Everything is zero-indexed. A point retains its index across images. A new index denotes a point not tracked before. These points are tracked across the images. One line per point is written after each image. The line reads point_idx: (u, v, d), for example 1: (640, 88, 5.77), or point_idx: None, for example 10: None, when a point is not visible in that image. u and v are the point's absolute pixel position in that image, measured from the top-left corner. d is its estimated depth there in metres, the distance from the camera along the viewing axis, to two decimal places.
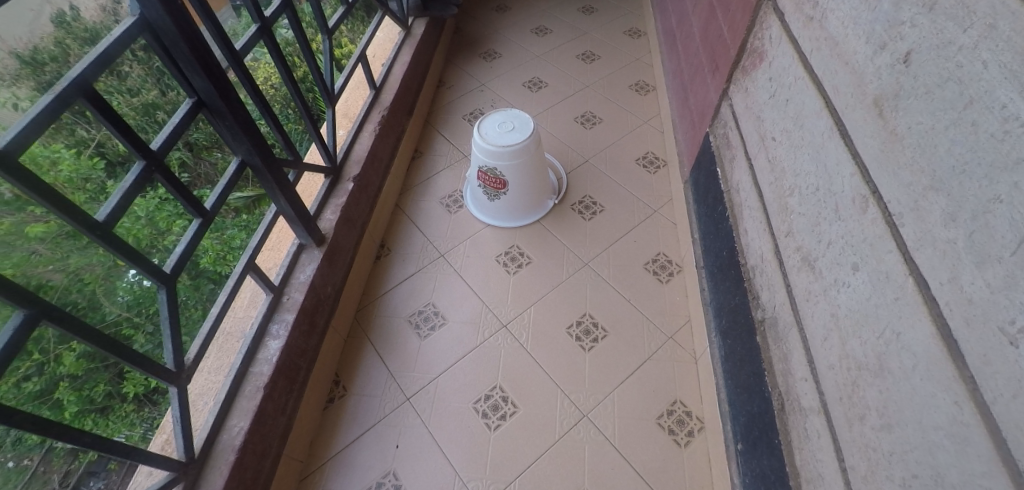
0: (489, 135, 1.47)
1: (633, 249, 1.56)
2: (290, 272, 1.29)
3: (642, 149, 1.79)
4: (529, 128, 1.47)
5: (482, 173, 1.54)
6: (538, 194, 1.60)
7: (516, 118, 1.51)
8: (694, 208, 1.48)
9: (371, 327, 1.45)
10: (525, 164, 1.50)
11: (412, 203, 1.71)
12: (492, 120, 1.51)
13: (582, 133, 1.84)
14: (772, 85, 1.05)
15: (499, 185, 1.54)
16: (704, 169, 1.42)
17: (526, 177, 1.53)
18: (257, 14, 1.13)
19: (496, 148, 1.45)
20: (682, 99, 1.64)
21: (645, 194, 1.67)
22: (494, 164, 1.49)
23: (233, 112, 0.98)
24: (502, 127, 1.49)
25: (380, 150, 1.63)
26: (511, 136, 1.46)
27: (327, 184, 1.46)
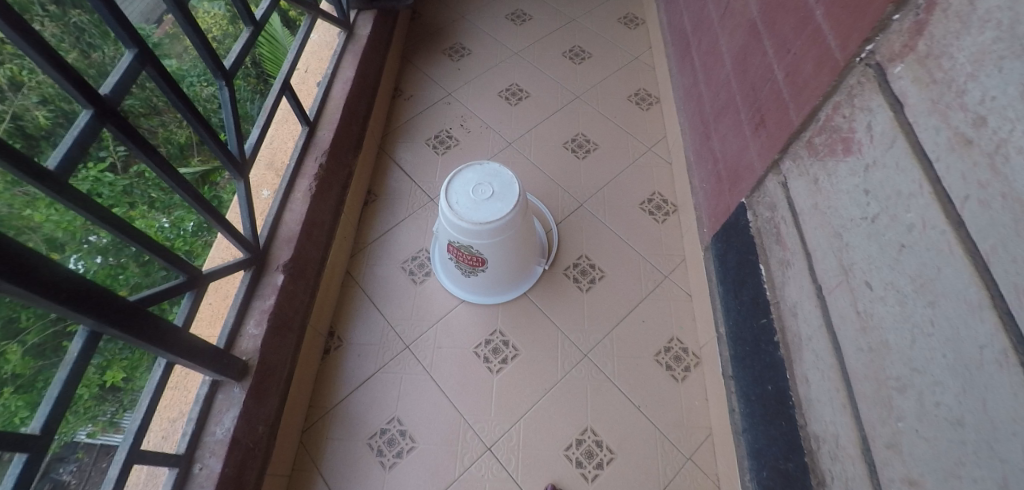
0: (462, 206, 1.09)
1: (641, 333, 1.24)
2: (201, 425, 0.94)
3: (648, 188, 1.42)
4: (515, 195, 1.10)
5: (453, 246, 1.17)
6: (523, 263, 1.24)
7: (495, 177, 1.12)
8: (718, 288, 1.16)
9: (322, 457, 1.12)
10: (509, 239, 1.14)
11: (367, 270, 1.33)
12: (465, 179, 1.12)
13: (575, 165, 1.46)
14: (866, 200, 0.71)
15: (476, 261, 1.18)
16: (733, 246, 1.10)
17: (510, 250, 1.17)
18: (85, 98, 0.68)
19: (471, 226, 1.08)
20: (702, 133, 1.28)
21: (652, 254, 1.33)
22: (468, 241, 1.12)
23: (52, 292, 0.60)
24: (477, 192, 1.10)
25: (320, 213, 1.22)
26: (489, 207, 1.09)
27: (248, 280, 1.06)
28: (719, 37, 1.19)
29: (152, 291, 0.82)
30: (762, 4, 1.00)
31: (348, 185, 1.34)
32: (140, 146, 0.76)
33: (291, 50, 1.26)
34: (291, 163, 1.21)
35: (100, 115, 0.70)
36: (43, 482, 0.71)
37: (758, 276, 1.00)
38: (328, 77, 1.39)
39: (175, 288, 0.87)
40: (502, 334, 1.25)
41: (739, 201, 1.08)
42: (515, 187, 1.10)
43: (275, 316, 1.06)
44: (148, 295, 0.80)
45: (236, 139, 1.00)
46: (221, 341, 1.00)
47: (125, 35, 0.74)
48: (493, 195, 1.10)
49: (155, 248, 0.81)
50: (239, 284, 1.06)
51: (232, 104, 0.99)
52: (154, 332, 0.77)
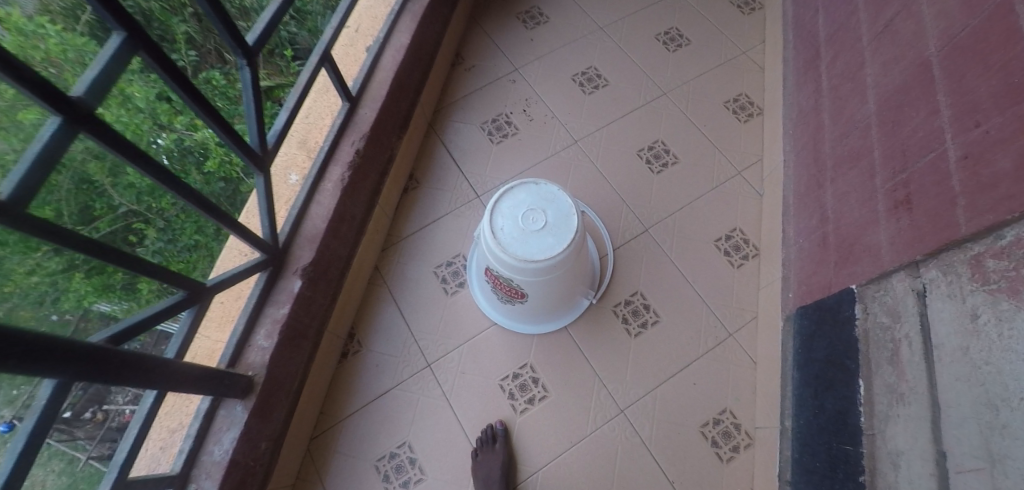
0: (509, 235, 0.92)
1: (688, 398, 1.07)
2: (201, 441, 0.82)
3: (729, 222, 1.21)
4: (573, 231, 0.92)
5: (490, 271, 1.01)
6: (568, 295, 1.06)
7: (552, 204, 0.94)
8: (793, 372, 0.97)
9: (326, 473, 1.02)
10: (556, 277, 0.97)
11: (399, 268, 1.19)
12: (515, 201, 0.95)
13: (648, 180, 1.25)
14: None
15: (514, 293, 1.01)
16: (826, 334, 0.89)
17: (555, 286, 1.00)
18: (55, 103, 0.49)
19: (515, 261, 0.91)
20: (812, 174, 1.04)
21: (720, 304, 1.14)
22: (509, 273, 0.96)
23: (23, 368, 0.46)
24: (528, 220, 0.93)
25: (353, 207, 1.07)
26: (540, 241, 0.91)
27: (264, 281, 0.91)
28: (863, 62, 0.93)
29: (143, 313, 0.67)
30: (944, 40, 0.74)
31: (388, 171, 1.19)
32: (137, 152, 0.58)
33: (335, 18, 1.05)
34: (325, 145, 1.05)
35: (77, 121, 0.51)
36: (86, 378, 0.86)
37: (853, 390, 0.81)
38: (380, 40, 1.18)
39: (175, 307, 0.72)
40: (534, 370, 1.09)
41: (846, 284, 0.87)
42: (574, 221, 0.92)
43: (290, 326, 0.92)
44: (135, 322, 0.65)
45: (257, 130, 0.82)
46: (223, 360, 0.86)
47: (107, 15, 0.53)
48: (546, 227, 0.92)
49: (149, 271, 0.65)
50: (253, 287, 0.91)
51: (256, 86, 0.79)
52: (137, 373, 0.61)
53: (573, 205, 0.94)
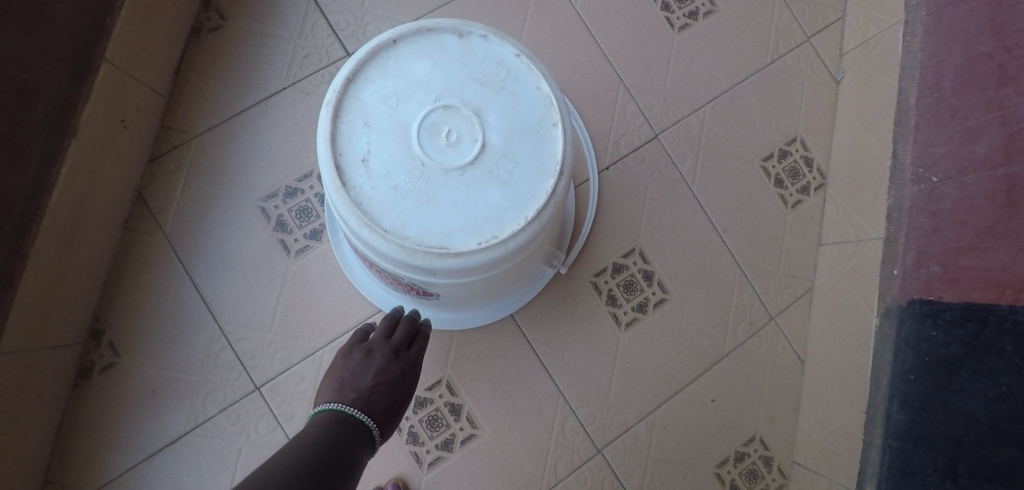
0: (390, 177, 0.41)
1: (702, 425, 0.65)
2: None
3: (785, 125, 0.72)
4: (546, 168, 0.42)
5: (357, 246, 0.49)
6: (520, 277, 0.55)
7: (495, 101, 0.43)
8: (890, 410, 0.57)
9: None
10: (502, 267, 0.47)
11: (190, 198, 0.62)
12: (407, 89, 0.42)
13: (662, 42, 0.71)
14: None
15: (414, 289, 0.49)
16: (996, 376, 0.48)
17: (499, 279, 0.50)
18: None
19: (402, 245, 0.40)
20: (979, 55, 0.56)
21: (760, 269, 0.69)
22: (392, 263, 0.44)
23: None
24: (436, 138, 0.41)
25: (12, 61, 0.45)
26: (465, 194, 0.41)
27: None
28: None
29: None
30: None
31: None
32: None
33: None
34: None
35: None
36: None
37: None
38: None
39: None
40: (455, 389, 0.62)
41: None
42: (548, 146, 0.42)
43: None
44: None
45: None
46: None
47: None
48: (480, 156, 0.41)
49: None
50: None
51: None
52: None
53: (546, 106, 0.43)
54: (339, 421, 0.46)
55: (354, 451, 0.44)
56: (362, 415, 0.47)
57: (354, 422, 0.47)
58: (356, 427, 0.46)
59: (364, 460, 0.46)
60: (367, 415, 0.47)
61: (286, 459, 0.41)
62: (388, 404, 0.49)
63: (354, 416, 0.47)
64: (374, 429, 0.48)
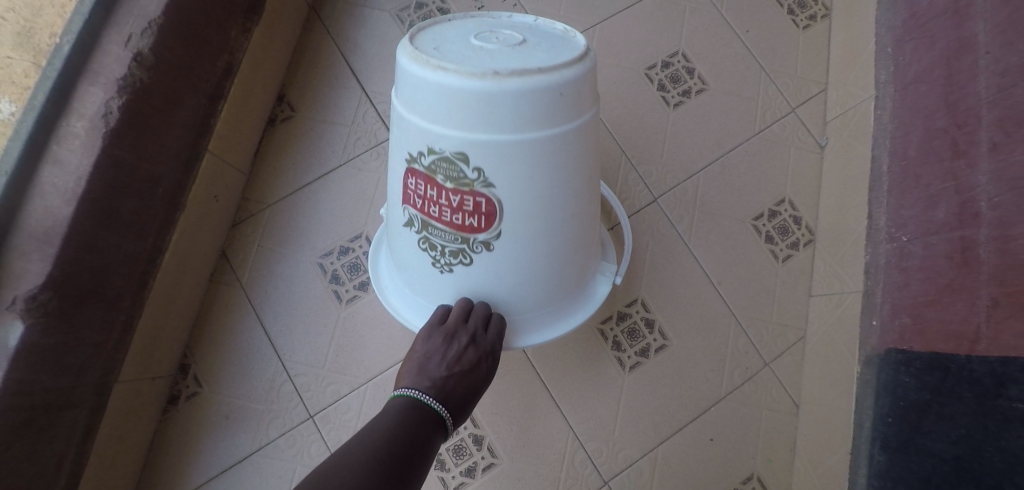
0: (455, 52, 0.42)
1: (700, 461, 0.72)
2: None
3: (773, 188, 0.81)
4: (580, 45, 0.43)
5: (412, 195, 0.47)
6: (579, 250, 0.52)
7: (530, 31, 0.46)
8: (872, 451, 0.62)
9: None
10: (554, 193, 0.45)
11: (263, 254, 0.76)
12: (460, 28, 0.46)
13: (660, 118, 0.81)
14: None
15: (473, 225, 0.46)
16: (954, 419, 0.54)
17: (557, 217, 0.47)
18: None
19: (474, 73, 0.38)
20: (939, 129, 0.63)
21: (754, 317, 0.76)
22: (451, 163, 0.43)
23: None
24: (490, 38, 0.43)
25: (155, 159, 0.60)
26: (518, 57, 0.41)
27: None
28: None
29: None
30: None
31: (232, 88, 0.70)
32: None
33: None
34: (66, 41, 0.53)
35: None
36: None
37: None
38: None
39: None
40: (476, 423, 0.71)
41: (1015, 345, 0.50)
42: (577, 36, 0.44)
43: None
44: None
45: None
46: None
47: None
48: (526, 43, 0.43)
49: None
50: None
51: None
52: None
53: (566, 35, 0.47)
54: (413, 407, 0.52)
55: (428, 439, 0.50)
56: (436, 406, 0.53)
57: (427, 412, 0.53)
58: (430, 415, 0.52)
59: (440, 438, 0.53)
60: (439, 404, 0.53)
61: (369, 440, 0.48)
62: (458, 394, 0.55)
63: (430, 405, 0.53)
64: (446, 417, 0.53)
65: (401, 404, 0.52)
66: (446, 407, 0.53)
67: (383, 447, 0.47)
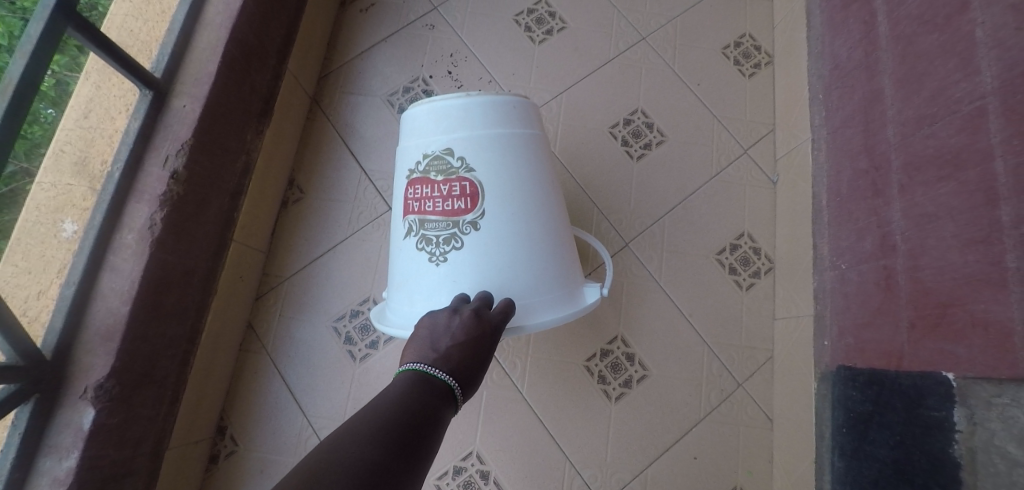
0: None
1: (686, 478, 0.80)
2: None
3: (734, 224, 0.90)
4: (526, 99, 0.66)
5: (413, 202, 0.62)
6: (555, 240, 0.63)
7: None
8: (832, 459, 0.70)
9: None
10: (522, 179, 0.60)
11: (284, 321, 0.86)
12: None
13: (625, 170, 0.91)
14: None
15: (461, 205, 0.59)
16: (890, 427, 0.62)
17: (527, 199, 0.61)
18: None
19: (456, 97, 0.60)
20: (862, 169, 0.72)
21: (724, 343, 0.85)
22: (440, 164, 0.60)
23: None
24: None
25: (191, 254, 0.70)
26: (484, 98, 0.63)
27: (25, 420, 0.58)
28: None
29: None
30: None
31: (251, 182, 0.81)
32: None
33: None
34: (116, 169, 0.64)
35: None
36: None
37: None
38: None
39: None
40: (482, 459, 0.80)
41: (931, 362, 0.58)
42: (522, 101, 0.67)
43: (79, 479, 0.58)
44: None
45: None
46: None
47: None
48: None
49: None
50: (8, 433, 0.57)
51: None
52: None
53: None
54: (420, 377, 0.50)
55: (437, 407, 0.48)
56: (445, 377, 0.51)
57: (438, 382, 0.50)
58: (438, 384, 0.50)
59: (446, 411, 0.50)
60: (449, 376, 0.51)
61: (377, 413, 0.44)
62: (465, 364, 0.53)
63: (440, 378, 0.51)
64: (454, 389, 0.51)
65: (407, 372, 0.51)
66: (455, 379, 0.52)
67: (394, 420, 0.44)
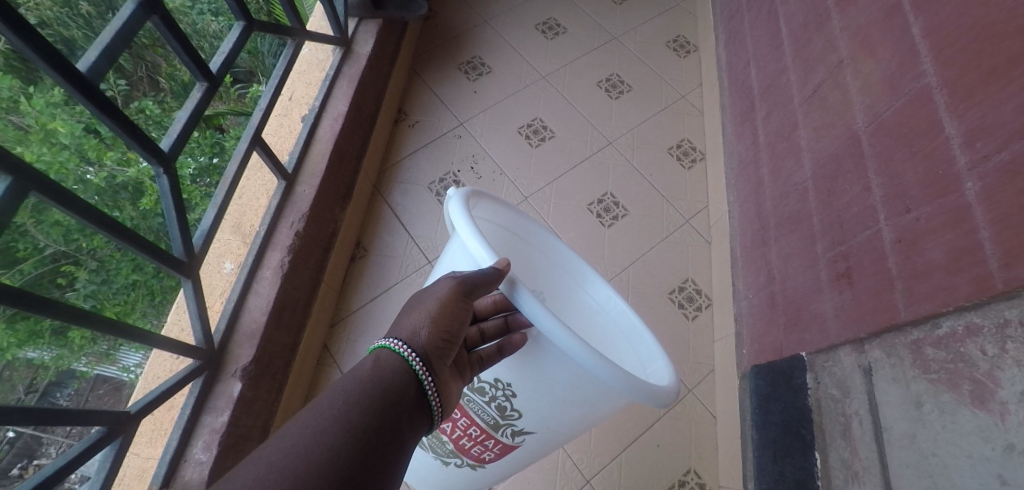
0: None
1: (650, 460, 1.05)
2: None
3: (681, 272, 1.22)
4: None
5: (476, 433, 0.72)
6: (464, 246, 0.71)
7: None
8: (751, 432, 0.97)
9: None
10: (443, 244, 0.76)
11: (349, 344, 1.14)
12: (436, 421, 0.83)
13: (599, 234, 1.25)
14: (988, 462, 0.53)
15: (451, 425, 0.73)
16: (780, 399, 0.90)
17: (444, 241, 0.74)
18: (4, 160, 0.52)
19: None
20: (756, 229, 1.06)
21: (676, 358, 1.14)
22: (436, 448, 0.78)
23: None
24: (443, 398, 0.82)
25: (300, 287, 1.02)
26: None
27: (198, 390, 0.85)
28: (796, 123, 0.96)
29: (32, 479, 0.63)
30: (870, 116, 0.76)
31: (335, 242, 1.14)
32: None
33: (267, 89, 0.99)
34: (262, 229, 0.98)
35: (24, 177, 0.54)
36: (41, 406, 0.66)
37: (810, 462, 0.81)
38: (315, 109, 1.12)
39: (91, 447, 0.69)
40: None
41: (796, 348, 0.88)
42: None
43: (231, 433, 0.85)
44: (44, 477, 0.63)
45: (179, 235, 0.77)
46: (155, 481, 0.79)
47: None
48: None
49: (38, 416, 0.60)
50: (185, 397, 0.85)
51: (174, 198, 0.75)
52: None
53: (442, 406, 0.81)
54: (377, 378, 0.50)
55: (398, 428, 0.49)
56: (406, 353, 0.52)
57: (392, 358, 0.52)
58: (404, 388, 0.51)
59: (413, 439, 0.51)
60: (395, 339, 0.53)
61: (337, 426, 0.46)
62: (431, 345, 0.53)
63: (395, 351, 0.53)
64: (420, 372, 0.52)
65: (380, 356, 0.52)
66: (412, 347, 0.52)
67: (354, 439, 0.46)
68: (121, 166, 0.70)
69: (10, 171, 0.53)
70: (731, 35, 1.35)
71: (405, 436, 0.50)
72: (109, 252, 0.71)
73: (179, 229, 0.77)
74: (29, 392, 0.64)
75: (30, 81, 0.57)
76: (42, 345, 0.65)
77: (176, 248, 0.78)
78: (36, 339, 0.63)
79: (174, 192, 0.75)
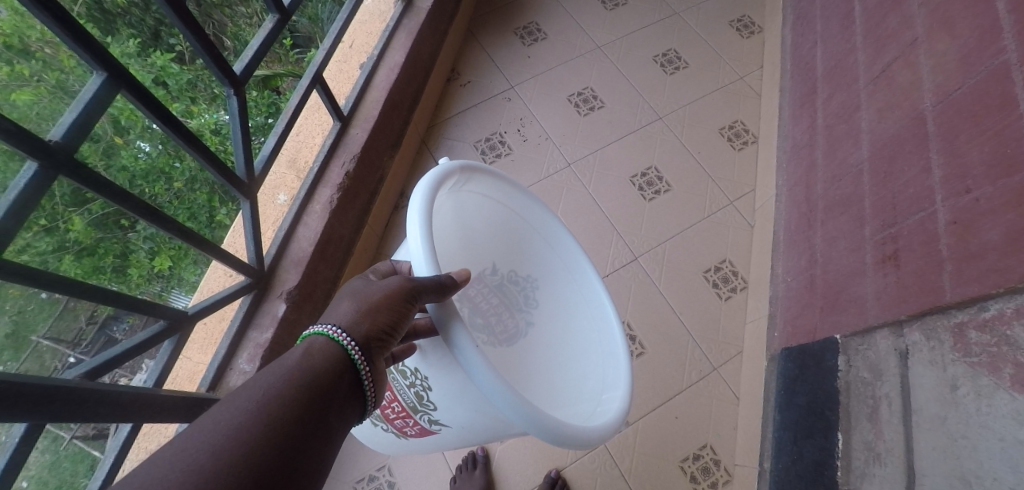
0: None
1: (667, 430, 1.05)
2: None
3: (719, 253, 1.21)
4: None
5: (401, 407, 0.70)
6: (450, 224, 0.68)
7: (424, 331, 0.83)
8: (775, 413, 0.96)
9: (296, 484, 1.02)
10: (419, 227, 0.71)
11: None
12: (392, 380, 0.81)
13: (639, 207, 1.25)
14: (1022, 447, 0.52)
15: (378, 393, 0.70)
16: (808, 381, 0.89)
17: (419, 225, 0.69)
18: (99, 60, 0.57)
19: None
20: (803, 212, 1.04)
21: (705, 336, 1.13)
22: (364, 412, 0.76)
23: None
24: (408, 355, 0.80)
25: (344, 225, 1.06)
26: None
27: (246, 305, 0.91)
28: (858, 104, 0.93)
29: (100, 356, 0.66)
30: (939, 95, 0.73)
31: (380, 190, 1.17)
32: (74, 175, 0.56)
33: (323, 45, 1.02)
34: (315, 166, 1.02)
35: (114, 79, 0.59)
36: (97, 336, 0.68)
37: (830, 442, 0.80)
38: (373, 58, 1.16)
39: (154, 338, 0.73)
40: None
41: (830, 331, 0.86)
42: None
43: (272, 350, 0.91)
44: (111, 356, 0.67)
45: (244, 157, 0.82)
46: (203, 383, 0.85)
47: (90, 58, 0.56)
48: None
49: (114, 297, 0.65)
50: (236, 311, 0.90)
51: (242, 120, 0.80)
52: (84, 408, 0.60)
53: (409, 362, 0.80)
54: (309, 366, 0.45)
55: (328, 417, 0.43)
56: (345, 342, 0.47)
57: (327, 347, 0.47)
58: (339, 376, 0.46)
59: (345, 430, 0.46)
60: (332, 326, 0.48)
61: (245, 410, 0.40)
62: (372, 336, 0.48)
63: (333, 339, 0.47)
64: (358, 362, 0.47)
65: (314, 345, 0.47)
66: (352, 336, 0.47)
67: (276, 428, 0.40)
68: (184, 117, 0.76)
69: (102, 65, 0.57)
70: (800, 16, 1.30)
71: (333, 428, 0.44)
72: (168, 199, 0.76)
73: (246, 153, 0.82)
74: (89, 322, 0.67)
75: (108, 31, 0.63)
76: (105, 280, 0.69)
77: (240, 167, 0.82)
78: (99, 273, 0.68)
79: (240, 118, 0.80)
